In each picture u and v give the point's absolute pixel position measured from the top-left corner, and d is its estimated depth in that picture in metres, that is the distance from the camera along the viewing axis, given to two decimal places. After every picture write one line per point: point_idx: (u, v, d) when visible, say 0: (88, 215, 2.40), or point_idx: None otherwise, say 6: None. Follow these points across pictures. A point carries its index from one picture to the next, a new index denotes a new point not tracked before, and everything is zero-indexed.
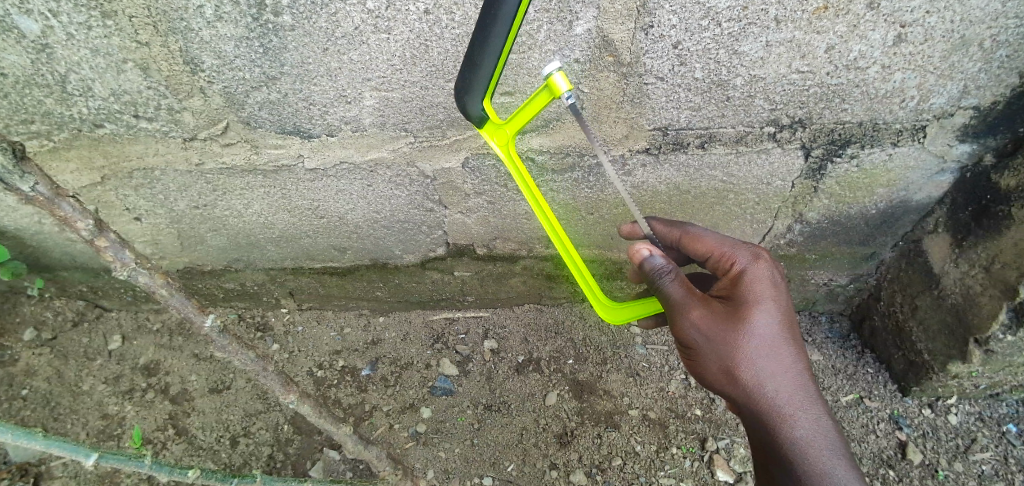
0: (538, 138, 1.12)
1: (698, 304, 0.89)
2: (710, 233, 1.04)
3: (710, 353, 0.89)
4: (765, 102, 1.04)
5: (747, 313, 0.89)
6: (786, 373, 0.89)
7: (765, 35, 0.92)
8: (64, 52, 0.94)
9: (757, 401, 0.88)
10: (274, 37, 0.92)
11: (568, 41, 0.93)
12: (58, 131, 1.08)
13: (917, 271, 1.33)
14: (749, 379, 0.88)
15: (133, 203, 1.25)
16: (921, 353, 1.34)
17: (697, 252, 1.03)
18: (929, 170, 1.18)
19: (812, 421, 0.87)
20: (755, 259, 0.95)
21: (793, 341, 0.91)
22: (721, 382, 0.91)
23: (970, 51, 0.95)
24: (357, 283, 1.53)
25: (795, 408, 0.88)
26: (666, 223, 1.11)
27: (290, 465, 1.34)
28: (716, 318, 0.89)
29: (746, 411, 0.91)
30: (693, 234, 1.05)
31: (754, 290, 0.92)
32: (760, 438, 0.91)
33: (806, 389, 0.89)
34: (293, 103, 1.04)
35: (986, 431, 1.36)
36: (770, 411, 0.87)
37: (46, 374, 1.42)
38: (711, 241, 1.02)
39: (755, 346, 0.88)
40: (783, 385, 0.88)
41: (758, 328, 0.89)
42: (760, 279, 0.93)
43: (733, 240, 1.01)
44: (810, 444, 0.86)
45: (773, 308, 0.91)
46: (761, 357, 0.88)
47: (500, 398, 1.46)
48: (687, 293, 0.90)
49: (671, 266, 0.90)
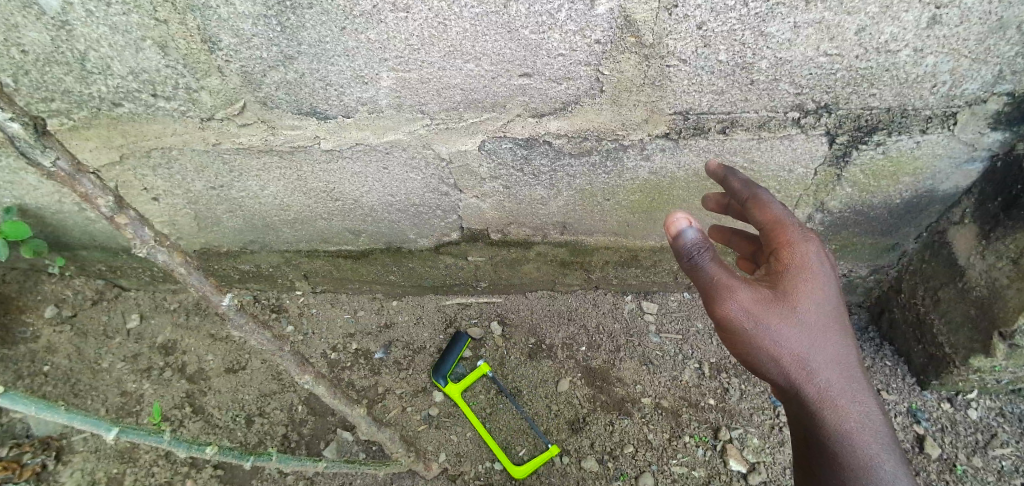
0: (556, 121, 1.11)
1: (743, 287, 0.84)
2: (776, 202, 0.95)
3: (755, 338, 0.85)
4: (791, 86, 1.01)
5: (795, 298, 0.85)
6: (835, 361, 0.86)
7: (794, 16, 0.89)
8: (83, 30, 0.93)
9: (803, 389, 0.85)
10: (291, 15, 0.91)
11: (589, 21, 0.91)
12: (78, 110, 1.08)
13: (941, 262, 1.31)
14: (796, 366, 0.85)
15: (151, 183, 1.26)
16: (942, 347, 1.32)
17: (755, 220, 0.96)
18: (958, 158, 1.15)
19: (862, 412, 0.84)
20: (807, 238, 0.90)
21: (841, 328, 0.88)
22: (766, 367, 0.87)
23: (1007, 34, 0.91)
24: (372, 266, 1.53)
25: (845, 398, 0.84)
26: (742, 180, 1.00)
27: (305, 445, 1.36)
28: (762, 301, 0.85)
29: (790, 398, 0.88)
30: (760, 200, 0.96)
31: (804, 273, 0.87)
32: (802, 426, 0.88)
33: (855, 378, 0.86)
34: (310, 83, 1.03)
35: (1006, 426, 1.34)
36: (817, 401, 0.84)
37: (67, 351, 1.45)
38: (774, 212, 0.93)
39: (803, 333, 0.85)
40: (832, 374, 0.85)
41: (806, 314, 0.85)
42: (812, 260, 0.88)
43: (791, 215, 0.94)
44: (859, 436, 0.83)
45: (823, 292, 0.87)
46: (809, 344, 0.85)
47: (513, 384, 1.46)
48: (731, 274, 0.84)
49: (708, 242, 0.83)
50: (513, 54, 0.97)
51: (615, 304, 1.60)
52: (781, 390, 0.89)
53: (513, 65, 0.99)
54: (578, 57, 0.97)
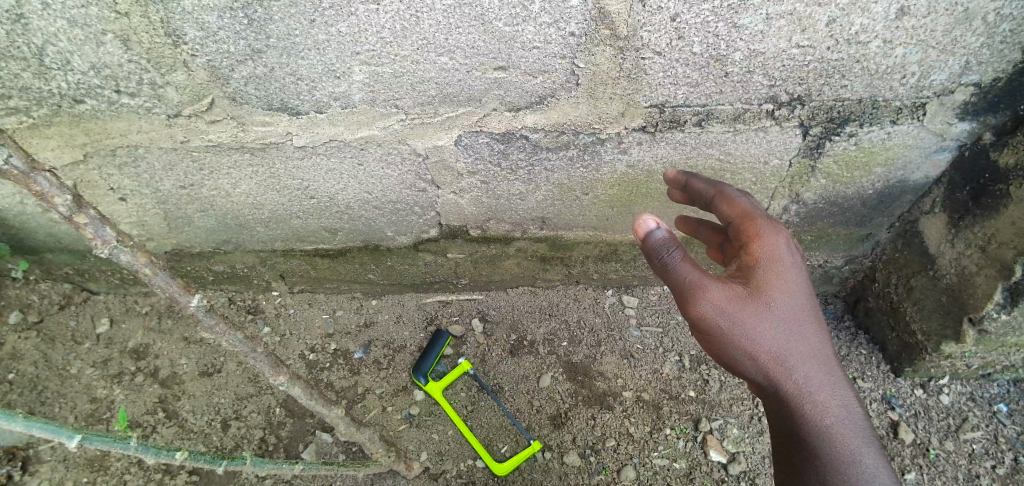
0: (532, 116, 1.10)
1: (715, 285, 0.84)
2: (742, 196, 0.97)
3: (730, 336, 0.85)
4: (764, 78, 1.01)
5: (768, 293, 0.86)
6: (810, 354, 0.87)
7: (766, 7, 0.89)
8: (40, 23, 0.89)
9: (781, 385, 0.85)
10: (258, 8, 0.88)
11: (563, 13, 0.90)
12: (37, 107, 1.04)
13: (913, 251, 1.33)
14: (773, 363, 0.85)
15: (117, 183, 1.22)
16: (914, 334, 1.35)
17: (724, 215, 0.98)
18: (928, 148, 1.17)
19: (838, 406, 0.85)
20: (776, 231, 0.90)
21: (814, 322, 0.89)
22: (743, 365, 0.87)
23: (973, 25, 0.93)
24: (350, 265, 1.51)
25: (820, 391, 0.85)
26: (704, 180, 1.05)
27: (283, 448, 1.33)
28: (734, 298, 0.85)
29: (768, 394, 0.88)
30: (727, 195, 0.98)
31: (775, 267, 0.87)
32: (781, 422, 0.88)
33: (830, 371, 0.87)
34: (281, 78, 1.00)
35: (976, 411, 1.37)
36: (795, 396, 0.85)
37: (33, 358, 1.40)
38: (741, 206, 0.96)
39: (777, 328, 0.85)
40: (808, 368, 0.86)
41: (780, 309, 0.86)
42: (782, 254, 0.88)
43: (757, 209, 0.96)
44: (837, 429, 0.83)
45: (795, 287, 0.88)
46: (784, 340, 0.85)
47: (495, 380, 1.46)
48: (702, 272, 0.84)
49: (676, 240, 0.84)
50: (487, 47, 0.96)
51: (596, 298, 1.60)
52: (758, 386, 0.89)
53: (487, 58, 0.98)
54: (553, 50, 0.96)
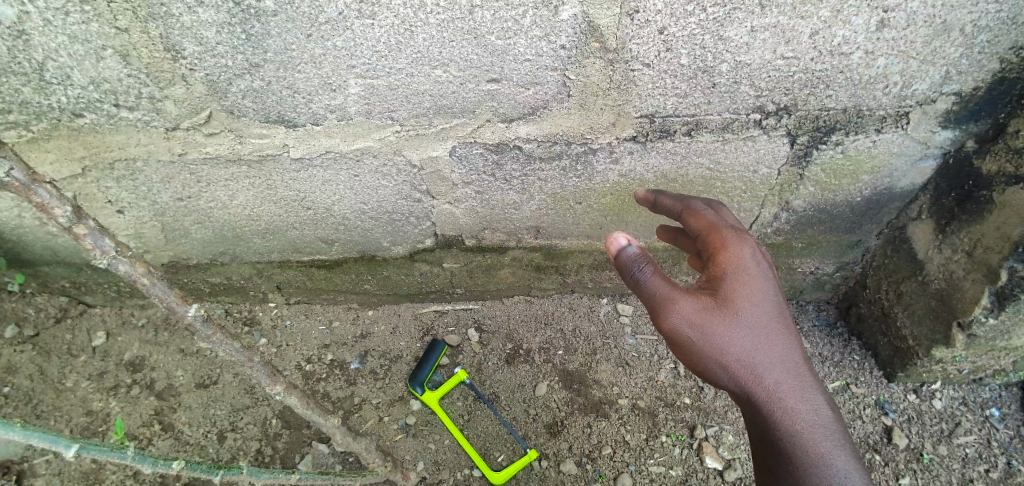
0: (525, 127, 1.12)
1: (686, 298, 0.86)
2: (708, 210, 1.01)
3: (702, 347, 0.86)
4: (751, 88, 1.04)
5: (736, 303, 0.87)
6: (781, 361, 0.88)
7: (750, 20, 0.92)
8: (41, 39, 0.91)
9: (754, 394, 0.86)
10: (256, 23, 0.90)
11: (554, 26, 0.92)
12: (36, 121, 1.05)
13: (902, 257, 1.35)
14: (745, 372, 0.86)
15: (116, 195, 1.24)
16: (906, 339, 1.36)
17: (692, 229, 1.01)
18: (913, 156, 1.19)
19: (810, 411, 0.86)
20: (741, 241, 0.92)
21: (783, 328, 0.90)
22: (718, 375, 0.88)
23: (952, 36, 0.95)
24: (345, 276, 1.52)
25: (792, 397, 0.86)
26: (670, 197, 1.08)
27: (279, 459, 1.33)
28: (704, 309, 0.87)
29: (743, 402, 0.89)
30: (694, 209, 1.02)
31: (742, 277, 0.89)
32: (758, 431, 0.89)
33: (801, 375, 0.88)
34: (278, 91, 1.02)
35: (969, 415, 1.39)
36: (767, 404, 0.86)
37: (29, 371, 1.40)
38: (707, 219, 0.99)
39: (748, 337, 0.87)
40: (778, 375, 0.87)
41: (748, 318, 0.87)
42: (748, 263, 0.90)
43: (723, 221, 0.98)
44: (811, 435, 0.84)
45: (762, 295, 0.89)
46: (753, 349, 0.87)
47: (491, 389, 1.47)
48: (672, 286, 0.87)
49: (646, 256, 0.87)
50: (480, 60, 0.98)
51: (591, 306, 1.61)
52: (733, 395, 0.90)
53: (481, 71, 1.00)
54: (545, 62, 0.99)
